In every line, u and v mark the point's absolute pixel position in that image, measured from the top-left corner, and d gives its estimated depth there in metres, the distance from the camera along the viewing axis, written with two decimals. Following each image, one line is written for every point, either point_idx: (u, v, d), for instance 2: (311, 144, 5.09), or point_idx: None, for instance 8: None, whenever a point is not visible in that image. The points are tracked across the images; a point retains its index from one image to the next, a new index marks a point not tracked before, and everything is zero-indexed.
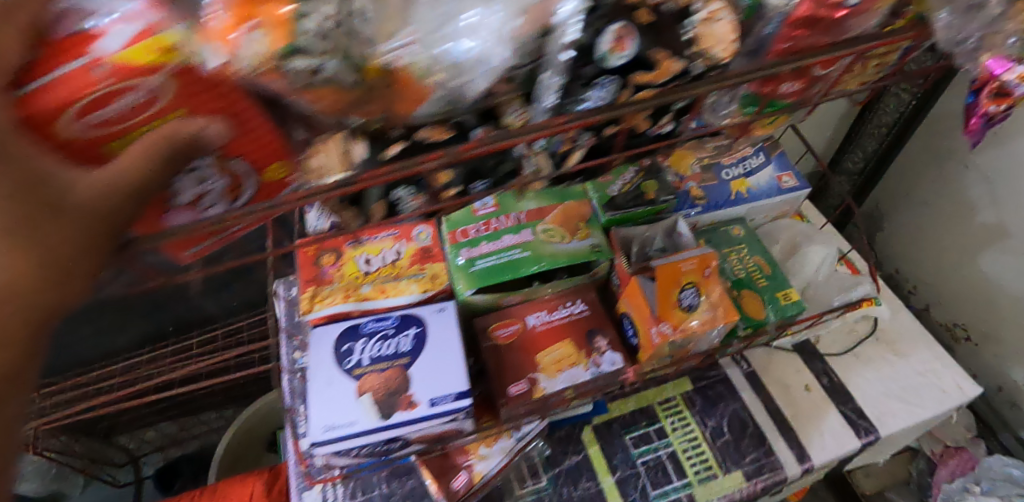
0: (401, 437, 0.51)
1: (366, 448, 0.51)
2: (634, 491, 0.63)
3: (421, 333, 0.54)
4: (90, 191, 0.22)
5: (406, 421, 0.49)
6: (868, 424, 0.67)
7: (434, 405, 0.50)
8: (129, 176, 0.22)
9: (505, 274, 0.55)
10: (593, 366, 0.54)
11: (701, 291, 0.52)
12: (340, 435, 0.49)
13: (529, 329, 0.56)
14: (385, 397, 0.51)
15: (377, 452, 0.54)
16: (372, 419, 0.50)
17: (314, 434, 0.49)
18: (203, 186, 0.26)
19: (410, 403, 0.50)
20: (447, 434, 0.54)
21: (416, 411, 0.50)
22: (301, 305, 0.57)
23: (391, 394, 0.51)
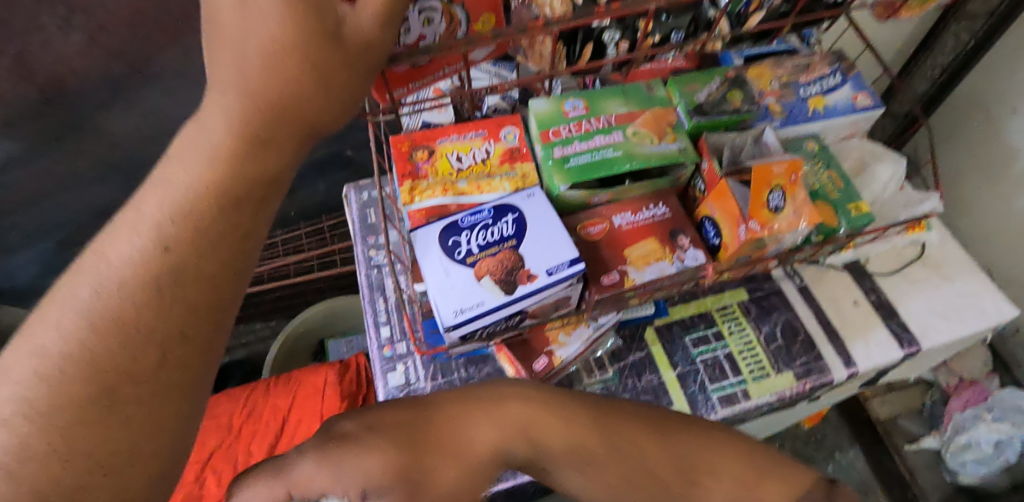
0: (520, 312, 0.56)
1: (487, 328, 0.56)
2: (694, 384, 0.69)
3: (520, 217, 0.58)
4: (363, 37, 0.34)
5: (530, 292, 0.54)
6: (910, 337, 0.73)
7: (552, 274, 0.54)
8: (388, 23, 0.34)
9: (602, 172, 0.58)
10: (678, 260, 0.59)
11: (787, 195, 0.56)
12: (474, 315, 0.53)
13: (616, 228, 0.60)
14: (507, 277, 0.55)
15: (495, 333, 0.58)
16: (500, 297, 0.54)
17: (448, 319, 0.53)
18: (429, 26, 0.39)
19: (529, 276, 0.54)
20: (555, 308, 0.59)
21: (537, 283, 0.54)
22: (402, 197, 0.61)
23: (508, 274, 0.55)
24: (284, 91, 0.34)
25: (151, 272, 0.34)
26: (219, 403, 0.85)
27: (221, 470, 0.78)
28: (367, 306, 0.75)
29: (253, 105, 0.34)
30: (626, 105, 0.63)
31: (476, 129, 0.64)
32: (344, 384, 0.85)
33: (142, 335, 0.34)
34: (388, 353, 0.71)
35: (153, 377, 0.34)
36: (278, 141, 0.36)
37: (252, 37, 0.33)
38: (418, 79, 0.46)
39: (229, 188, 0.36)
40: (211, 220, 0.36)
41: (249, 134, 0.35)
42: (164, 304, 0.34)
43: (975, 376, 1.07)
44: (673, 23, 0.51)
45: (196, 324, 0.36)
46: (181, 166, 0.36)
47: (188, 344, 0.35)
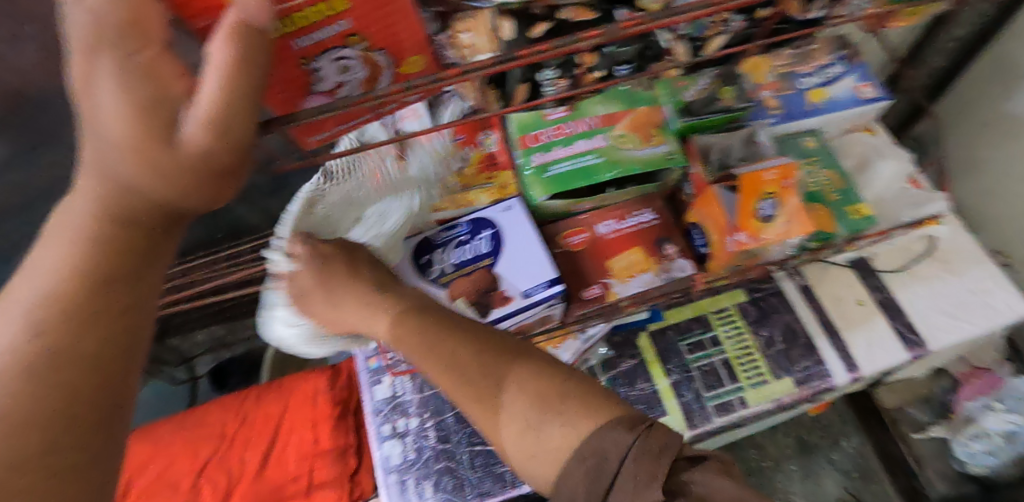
0: (500, 330, 0.54)
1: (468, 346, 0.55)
2: (688, 392, 0.66)
3: (496, 233, 0.55)
4: (196, 149, 0.29)
5: (504, 315, 0.52)
6: (916, 338, 0.69)
7: (528, 296, 0.52)
8: (227, 131, 0.29)
9: (580, 180, 0.55)
10: (664, 272, 0.56)
11: (779, 203, 0.52)
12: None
13: (600, 237, 0.58)
14: (480, 298, 0.53)
15: None
16: (473, 319, 0.52)
17: None
18: (346, 75, 0.36)
19: (504, 298, 0.52)
20: (540, 321, 0.57)
21: (511, 305, 0.52)
22: None
23: (483, 294, 0.53)
24: (131, 180, 0.31)
25: (23, 363, 0.30)
26: (211, 412, 0.84)
27: (217, 480, 0.79)
28: None
29: (109, 193, 0.31)
30: (611, 105, 0.59)
31: (453, 134, 0.62)
32: (336, 390, 0.84)
33: (22, 425, 0.29)
34: (374, 364, 0.69)
35: (38, 468, 0.28)
36: (143, 220, 0.32)
37: (101, 125, 0.30)
38: (327, 130, 0.40)
39: (106, 264, 0.32)
40: (87, 304, 0.31)
41: (106, 216, 0.32)
42: (42, 386, 0.29)
43: (986, 363, 1.04)
44: (616, 54, 0.48)
45: (89, 403, 0.30)
46: (47, 253, 0.32)
47: (79, 429, 0.30)
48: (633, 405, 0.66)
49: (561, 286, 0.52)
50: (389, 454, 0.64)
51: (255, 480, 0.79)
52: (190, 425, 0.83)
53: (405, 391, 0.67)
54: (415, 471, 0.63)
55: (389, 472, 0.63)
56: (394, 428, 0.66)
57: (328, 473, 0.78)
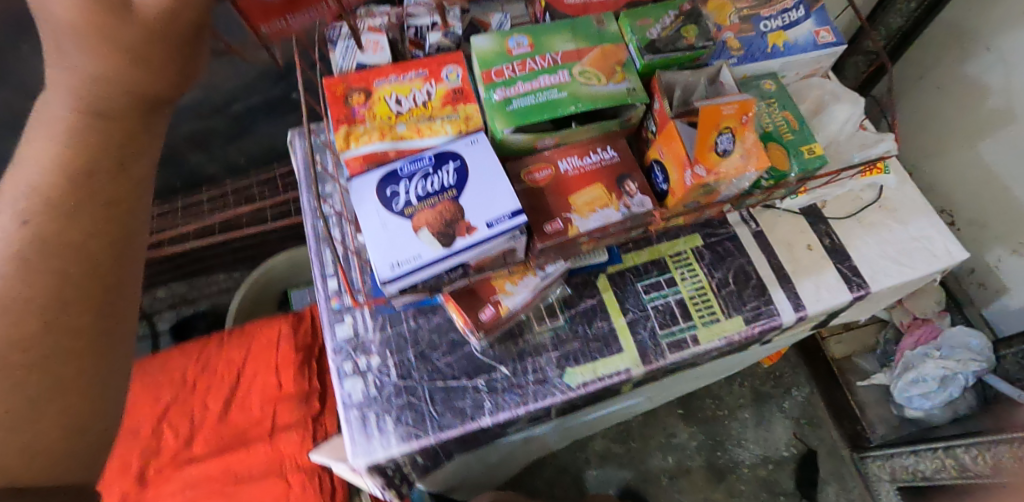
0: (461, 265, 0.54)
1: (426, 282, 0.54)
2: (645, 330, 0.69)
3: (461, 166, 0.55)
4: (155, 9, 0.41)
5: (468, 246, 0.52)
6: (860, 280, 0.73)
7: (491, 227, 0.52)
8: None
9: (542, 114, 0.55)
10: (625, 207, 0.57)
11: (736, 137, 0.54)
12: (410, 269, 0.51)
13: (562, 173, 0.58)
14: (445, 230, 0.53)
15: (434, 287, 0.56)
16: (436, 250, 0.52)
17: (382, 273, 0.51)
18: None
19: (469, 229, 0.52)
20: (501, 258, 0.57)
21: (475, 236, 0.52)
22: (337, 144, 0.58)
23: (446, 225, 0.53)
24: (99, 68, 0.42)
25: (27, 236, 0.38)
26: (171, 358, 0.83)
27: (179, 424, 0.79)
28: (313, 258, 0.73)
29: (83, 85, 0.42)
30: (575, 42, 0.60)
31: (417, 69, 0.61)
32: (299, 335, 0.83)
33: (37, 287, 0.38)
34: (337, 304, 0.70)
35: (48, 325, 0.38)
36: (114, 111, 0.43)
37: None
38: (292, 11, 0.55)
39: (92, 153, 0.41)
40: (84, 186, 0.40)
41: (84, 108, 0.42)
42: (54, 249, 0.39)
43: (930, 315, 1.11)
44: None
45: (81, 278, 0.39)
46: (32, 141, 0.41)
47: (79, 298, 0.39)
48: (590, 343, 0.68)
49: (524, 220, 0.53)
50: (350, 390, 0.65)
51: (218, 424, 0.79)
52: (152, 370, 0.82)
53: (366, 330, 0.68)
54: (377, 406, 0.64)
55: (350, 408, 0.64)
56: (356, 365, 0.66)
57: (291, 415, 0.78)
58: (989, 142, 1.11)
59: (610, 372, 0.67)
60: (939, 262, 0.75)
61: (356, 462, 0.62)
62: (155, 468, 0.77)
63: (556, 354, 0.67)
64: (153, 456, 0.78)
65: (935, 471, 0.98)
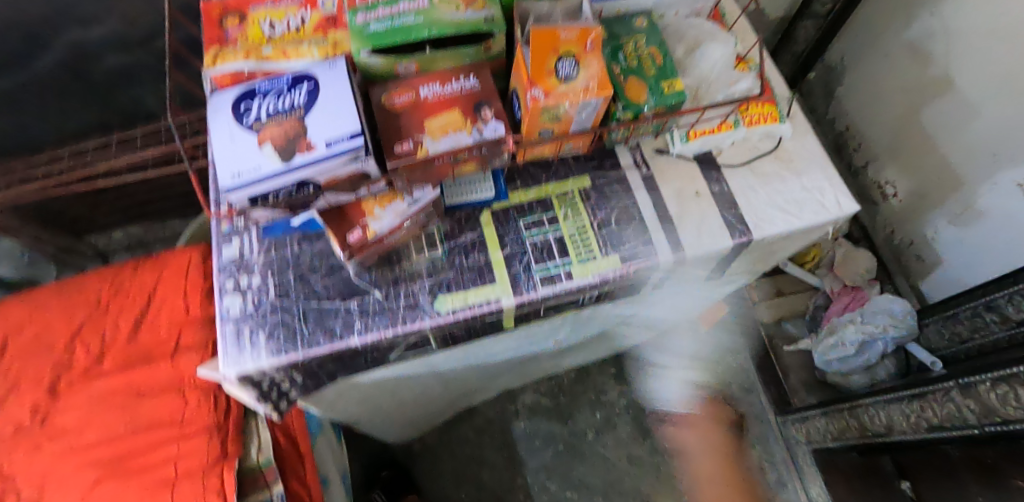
0: (307, 182, 0.56)
1: (275, 196, 0.56)
2: (520, 263, 0.71)
3: (314, 87, 0.56)
4: None
5: (306, 162, 0.54)
6: (743, 227, 0.74)
7: (329, 146, 0.54)
8: None
9: (396, 37, 0.57)
10: (477, 132, 0.59)
11: (579, 63, 0.55)
12: (248, 181, 0.54)
13: (421, 99, 0.60)
14: (286, 145, 0.54)
15: (292, 203, 0.59)
16: (275, 164, 0.54)
17: (223, 182, 0.54)
18: None
19: (308, 146, 0.54)
20: (359, 180, 0.59)
21: (314, 153, 0.54)
22: (204, 63, 0.60)
23: (288, 142, 0.54)
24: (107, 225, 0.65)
25: None
26: (88, 281, 0.87)
27: (90, 342, 0.84)
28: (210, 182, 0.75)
29: None
30: None
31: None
32: (208, 264, 0.86)
33: None
34: (227, 227, 0.72)
35: None
36: None
37: None
38: None
39: None
40: None
41: None
42: None
43: (858, 283, 1.11)
44: None
45: None
46: None
47: None
48: (465, 273, 0.70)
49: (365, 141, 0.54)
50: (230, 306, 0.68)
51: (128, 343, 0.83)
52: (70, 290, 0.86)
53: (252, 252, 0.71)
54: (253, 321, 0.67)
55: (227, 322, 0.67)
56: (237, 283, 0.69)
57: (195, 338, 0.82)
58: (929, 109, 1.08)
59: (480, 301, 0.69)
60: (826, 213, 0.75)
61: (228, 373, 0.66)
62: (67, 381, 0.82)
63: (430, 282, 0.69)
64: (65, 370, 0.83)
65: (840, 432, 0.99)
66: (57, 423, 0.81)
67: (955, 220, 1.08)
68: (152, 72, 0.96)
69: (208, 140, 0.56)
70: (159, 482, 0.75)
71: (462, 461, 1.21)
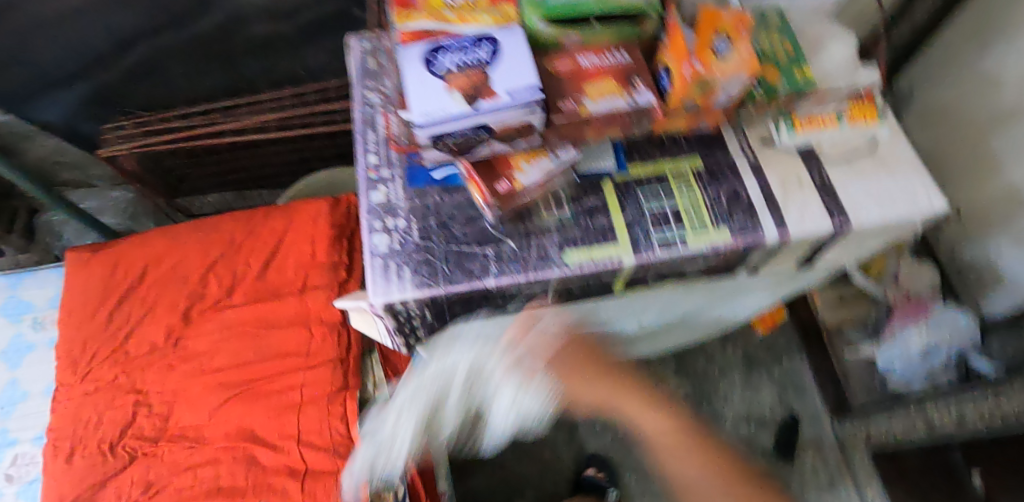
0: (484, 127, 0.63)
1: (454, 137, 0.64)
2: (640, 229, 0.77)
3: (497, 46, 0.64)
4: None
5: (490, 108, 0.61)
6: (843, 214, 0.80)
7: (512, 97, 0.61)
8: None
9: (571, 9, 0.66)
10: (631, 99, 0.66)
11: (734, 43, 0.63)
12: (437, 120, 0.61)
13: (580, 67, 0.67)
14: (472, 92, 0.62)
15: (462, 147, 0.66)
16: (463, 107, 0.61)
17: (416, 120, 0.61)
18: None
19: (493, 95, 0.61)
20: (522, 132, 0.66)
21: (498, 101, 0.61)
22: (394, 22, 0.68)
23: (475, 90, 0.62)
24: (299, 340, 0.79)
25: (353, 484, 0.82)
26: (222, 222, 0.94)
27: (222, 276, 0.91)
28: (357, 136, 0.83)
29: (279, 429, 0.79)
30: None
31: None
32: (334, 216, 0.93)
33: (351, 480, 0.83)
34: (374, 176, 0.80)
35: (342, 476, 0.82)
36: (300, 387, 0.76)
37: None
38: None
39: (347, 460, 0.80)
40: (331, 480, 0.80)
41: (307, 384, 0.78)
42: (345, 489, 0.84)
43: (922, 294, 1.14)
44: None
45: None
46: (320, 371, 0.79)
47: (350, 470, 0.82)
48: (590, 233, 0.77)
49: (541, 95, 0.62)
50: (378, 243, 0.75)
51: (258, 280, 0.90)
52: (206, 229, 0.94)
53: (397, 198, 0.78)
54: (398, 258, 0.74)
55: (375, 256, 0.74)
56: (384, 225, 0.76)
57: (321, 279, 0.89)
58: (999, 135, 1.13)
59: (604, 258, 0.75)
60: (920, 209, 0.80)
61: (375, 301, 0.72)
62: (199, 310, 0.89)
63: (558, 238, 0.76)
64: (198, 300, 0.90)
65: (905, 432, 1.03)
66: (189, 347, 0.87)
67: (1020, 242, 1.13)
68: (290, 42, 1.05)
69: (402, 85, 0.64)
70: (285, 406, 0.81)
71: (525, 436, 1.26)
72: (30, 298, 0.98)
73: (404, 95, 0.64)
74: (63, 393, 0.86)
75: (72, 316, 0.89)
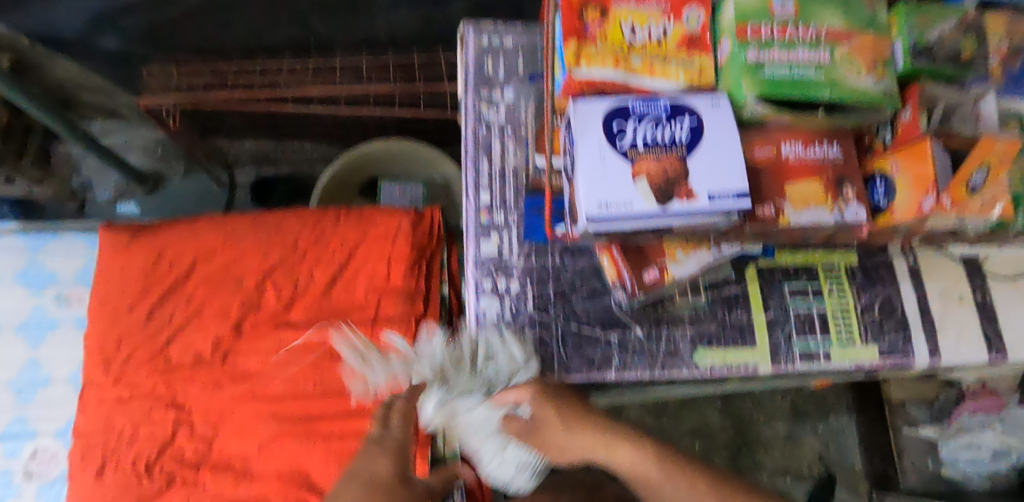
0: (665, 226, 0.51)
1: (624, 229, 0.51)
2: (781, 333, 0.68)
3: (696, 125, 0.51)
4: None
5: (684, 212, 0.49)
6: (1001, 345, 0.72)
7: (713, 201, 0.49)
8: None
9: (797, 90, 0.51)
10: (838, 212, 0.54)
11: (990, 177, 0.51)
12: (617, 215, 0.48)
13: (782, 158, 0.55)
14: (664, 185, 0.49)
15: (625, 236, 0.54)
16: (651, 204, 0.48)
17: (588, 211, 0.48)
18: None
19: (690, 194, 0.49)
20: (700, 230, 0.54)
21: (695, 204, 0.49)
22: (567, 60, 0.53)
23: (669, 182, 0.49)
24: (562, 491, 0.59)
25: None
26: (286, 219, 0.81)
27: (281, 286, 0.79)
28: (469, 162, 0.70)
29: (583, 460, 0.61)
30: (846, 21, 0.54)
31: (660, 1, 0.56)
32: (416, 234, 0.81)
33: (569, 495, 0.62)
34: (485, 220, 0.68)
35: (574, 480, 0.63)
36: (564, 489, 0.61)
37: None
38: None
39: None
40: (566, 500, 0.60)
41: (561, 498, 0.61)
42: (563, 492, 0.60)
43: (999, 388, 1.10)
44: None
45: None
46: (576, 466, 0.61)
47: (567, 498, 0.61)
48: (726, 330, 0.67)
49: (746, 203, 0.49)
50: (485, 309, 0.66)
51: (321, 298, 0.79)
52: (267, 227, 0.81)
53: (511, 253, 0.67)
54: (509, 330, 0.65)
55: (485, 325, 0.65)
56: (495, 286, 0.66)
57: (395, 310, 0.78)
58: None
59: (739, 363, 0.67)
60: None
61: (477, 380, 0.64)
62: (253, 323, 0.78)
63: (691, 332, 0.66)
64: (252, 310, 0.78)
65: None
66: (239, 365, 0.77)
67: None
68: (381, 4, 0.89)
69: (573, 157, 0.50)
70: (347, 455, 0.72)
71: None
72: (54, 267, 0.85)
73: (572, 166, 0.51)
74: (92, 396, 0.77)
75: (105, 310, 0.78)
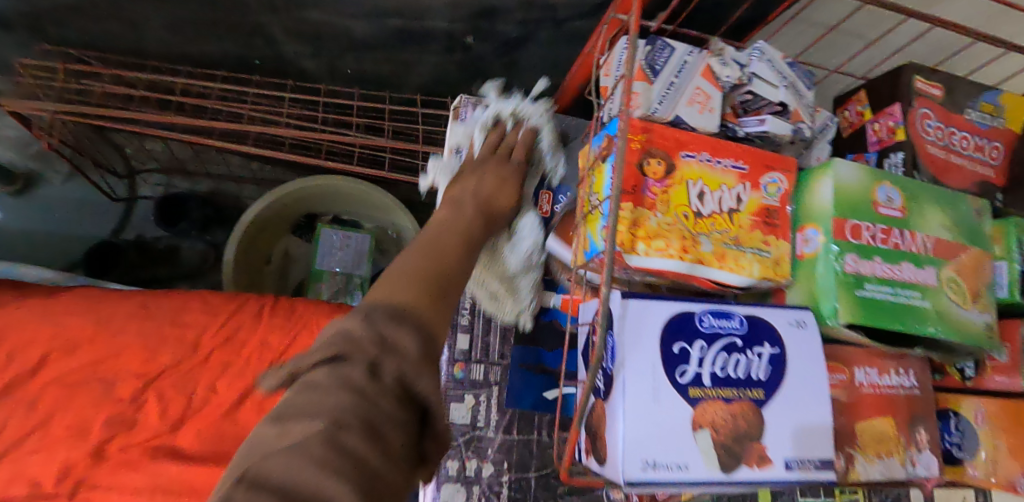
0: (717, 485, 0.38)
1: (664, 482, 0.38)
2: None
3: (777, 356, 0.38)
4: None
5: (753, 484, 0.36)
6: None
7: (789, 470, 0.36)
8: None
9: (900, 323, 0.40)
10: (909, 465, 0.44)
11: None
12: (666, 481, 0.35)
13: (856, 389, 0.44)
14: (731, 444, 0.36)
15: None
16: (713, 471, 0.35)
17: (630, 471, 0.34)
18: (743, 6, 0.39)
19: (763, 460, 0.36)
20: None
21: (767, 474, 0.36)
22: (619, 236, 0.39)
23: (738, 439, 0.36)
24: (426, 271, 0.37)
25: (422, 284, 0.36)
26: None
27: (169, 400, 0.59)
28: None
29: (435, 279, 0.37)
30: (952, 231, 0.44)
31: (738, 158, 0.43)
32: None
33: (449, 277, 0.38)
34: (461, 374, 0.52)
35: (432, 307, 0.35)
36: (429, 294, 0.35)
37: None
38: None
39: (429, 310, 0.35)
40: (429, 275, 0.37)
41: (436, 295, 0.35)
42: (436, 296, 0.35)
43: None
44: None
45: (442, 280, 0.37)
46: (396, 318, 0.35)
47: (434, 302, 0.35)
48: None
49: (825, 473, 0.38)
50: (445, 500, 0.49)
51: (223, 421, 0.59)
52: (156, 317, 0.62)
53: (488, 424, 0.51)
54: None
55: None
56: (462, 469, 0.50)
57: None
58: None
59: None
60: None
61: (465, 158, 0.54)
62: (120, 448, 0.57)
63: None
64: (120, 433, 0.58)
65: None
66: None
67: None
68: (355, 40, 0.71)
69: (616, 383, 0.36)
70: None
71: None
72: None
73: (611, 391, 0.36)
74: None
75: None
